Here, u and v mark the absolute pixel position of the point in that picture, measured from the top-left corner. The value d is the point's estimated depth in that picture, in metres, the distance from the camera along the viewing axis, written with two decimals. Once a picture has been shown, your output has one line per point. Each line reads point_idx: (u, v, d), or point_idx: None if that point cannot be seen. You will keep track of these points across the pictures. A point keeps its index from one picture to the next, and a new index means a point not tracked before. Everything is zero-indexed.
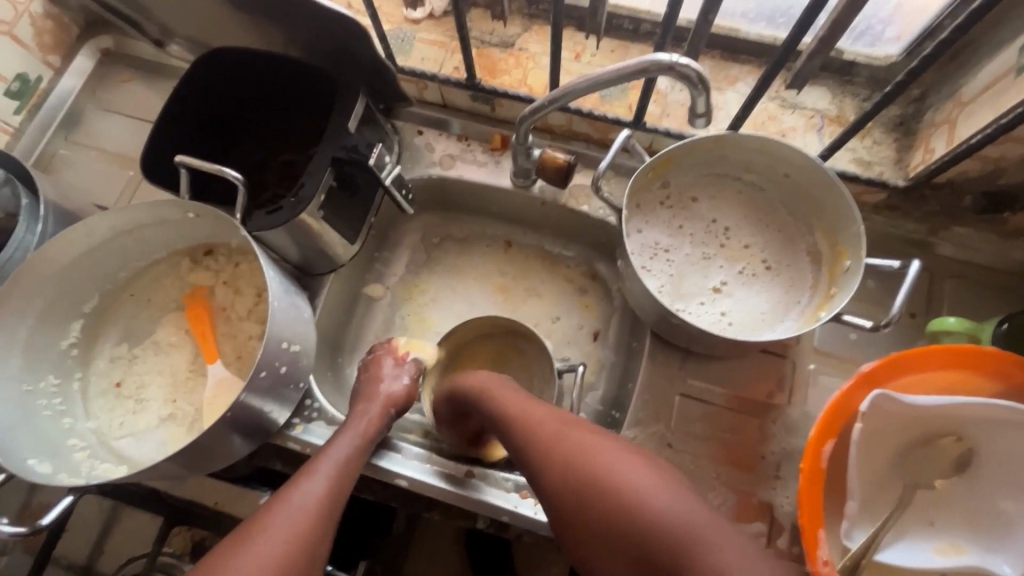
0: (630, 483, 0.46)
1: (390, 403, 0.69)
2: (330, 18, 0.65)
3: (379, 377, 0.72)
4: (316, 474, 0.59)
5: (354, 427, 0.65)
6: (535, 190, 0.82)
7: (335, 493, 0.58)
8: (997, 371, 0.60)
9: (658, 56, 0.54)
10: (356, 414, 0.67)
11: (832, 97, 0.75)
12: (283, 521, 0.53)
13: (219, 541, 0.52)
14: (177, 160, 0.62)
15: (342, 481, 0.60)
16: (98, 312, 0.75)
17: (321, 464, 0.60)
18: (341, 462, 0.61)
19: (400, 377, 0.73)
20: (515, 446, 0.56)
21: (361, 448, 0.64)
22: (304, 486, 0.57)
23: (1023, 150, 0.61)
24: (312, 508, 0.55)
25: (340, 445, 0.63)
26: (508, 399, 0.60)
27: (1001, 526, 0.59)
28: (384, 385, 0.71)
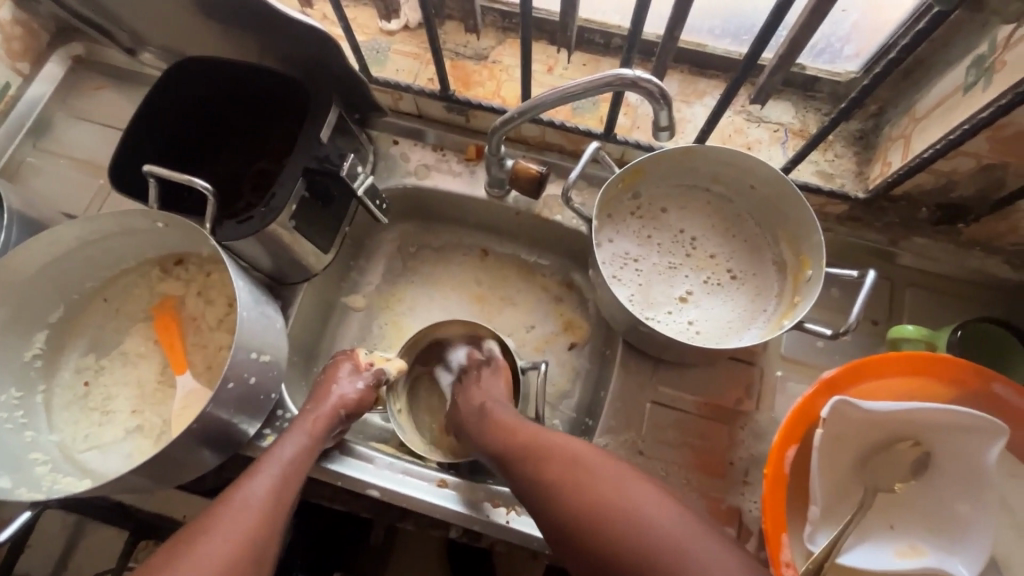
0: (625, 493, 0.53)
1: (342, 404, 0.68)
2: (302, 30, 0.66)
3: (334, 381, 0.71)
4: (260, 474, 0.59)
5: (302, 426, 0.65)
6: (510, 200, 0.83)
7: (280, 492, 0.58)
8: (954, 378, 0.62)
9: (622, 71, 0.56)
10: (303, 414, 0.67)
11: (796, 111, 0.77)
12: (226, 522, 0.54)
13: (162, 545, 0.53)
14: (146, 169, 0.62)
15: (289, 480, 0.60)
16: (65, 323, 0.74)
17: (266, 464, 0.60)
18: (287, 461, 0.61)
19: (356, 382, 0.71)
20: (532, 480, 0.58)
21: (309, 446, 0.63)
22: (246, 485, 0.57)
23: (973, 164, 0.63)
24: (255, 508, 0.56)
25: (286, 446, 0.62)
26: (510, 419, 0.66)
27: (958, 529, 0.60)
28: (336, 388, 0.70)
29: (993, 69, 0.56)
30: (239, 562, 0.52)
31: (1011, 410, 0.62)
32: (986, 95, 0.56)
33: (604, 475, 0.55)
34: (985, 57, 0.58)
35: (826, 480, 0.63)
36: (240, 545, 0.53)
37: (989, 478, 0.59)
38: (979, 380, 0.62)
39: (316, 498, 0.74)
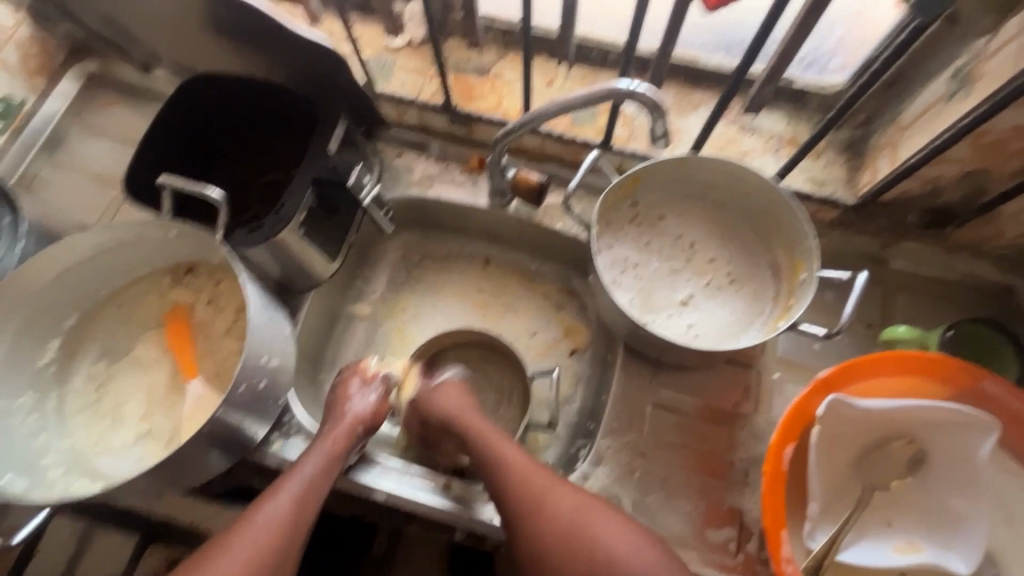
0: (624, 558, 0.57)
1: (359, 420, 0.69)
2: (311, 46, 0.69)
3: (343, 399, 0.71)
4: (280, 493, 0.60)
5: (324, 442, 0.65)
6: (512, 209, 0.85)
7: (299, 512, 0.59)
8: (944, 376, 0.64)
9: (619, 83, 0.58)
10: (324, 431, 0.67)
11: (787, 121, 0.80)
12: (247, 544, 0.56)
13: (190, 556, 0.56)
14: (161, 180, 0.64)
15: (309, 501, 0.60)
16: (78, 330, 0.75)
17: (287, 482, 0.61)
18: (308, 480, 0.62)
19: (366, 396, 0.72)
20: (536, 531, 0.60)
21: (329, 466, 0.63)
22: (268, 505, 0.59)
23: (957, 170, 0.66)
24: (273, 530, 0.57)
25: (307, 464, 0.63)
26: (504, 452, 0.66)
27: (953, 524, 0.61)
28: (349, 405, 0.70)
29: (972, 78, 0.59)
30: None
31: (1002, 408, 0.63)
32: (966, 104, 0.59)
33: (608, 538, 0.58)
34: (964, 69, 0.61)
35: (824, 478, 0.64)
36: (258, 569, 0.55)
37: (983, 474, 0.60)
38: (968, 378, 0.64)
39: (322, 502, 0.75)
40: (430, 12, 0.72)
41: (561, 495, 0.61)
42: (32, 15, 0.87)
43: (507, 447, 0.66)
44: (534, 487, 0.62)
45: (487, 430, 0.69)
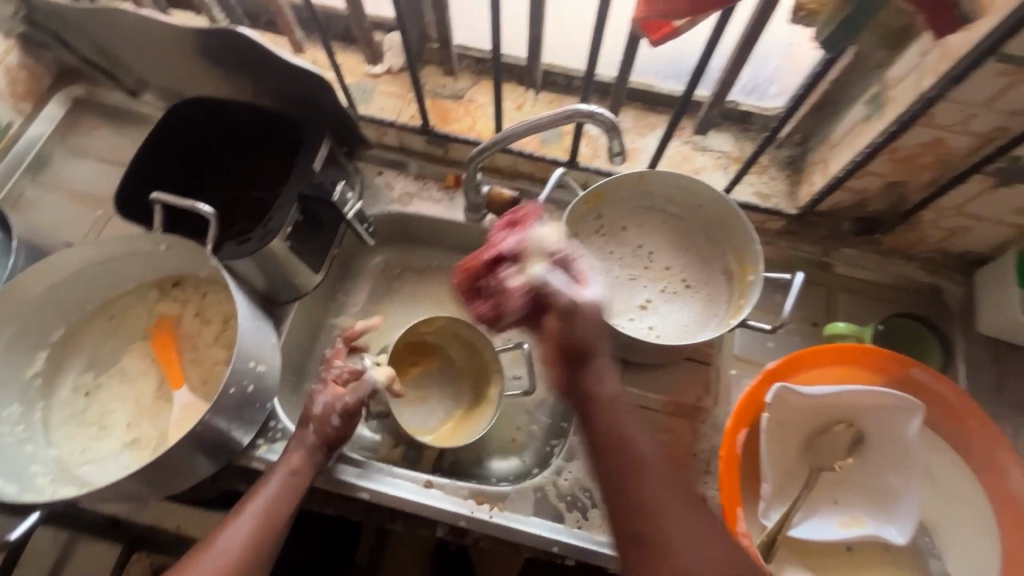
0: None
1: (322, 438, 0.68)
2: (298, 73, 0.74)
3: (309, 417, 0.69)
4: (244, 511, 0.62)
5: (286, 463, 0.66)
6: (486, 223, 0.91)
7: (262, 529, 0.61)
8: (877, 365, 0.72)
9: (579, 106, 0.66)
10: (289, 449, 0.68)
11: (734, 141, 0.88)
12: (209, 564, 0.57)
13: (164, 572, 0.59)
14: (154, 196, 0.68)
15: (273, 518, 0.62)
16: (64, 343, 0.77)
17: (253, 500, 0.63)
18: (271, 497, 0.64)
19: (331, 418, 0.68)
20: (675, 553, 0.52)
21: (296, 482, 0.66)
22: (233, 523, 0.61)
23: (879, 182, 0.75)
24: (241, 547, 0.59)
25: (272, 483, 0.65)
26: (634, 436, 0.58)
27: (891, 500, 0.68)
28: (313, 423, 0.68)
29: (883, 101, 0.68)
30: None
31: (926, 392, 0.71)
32: (879, 124, 0.68)
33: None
34: (878, 94, 0.69)
35: (776, 461, 0.70)
36: None
37: (913, 450, 0.67)
38: (897, 367, 0.71)
39: (308, 505, 0.77)
40: (407, 41, 0.79)
41: (674, 513, 0.54)
42: (20, 42, 0.90)
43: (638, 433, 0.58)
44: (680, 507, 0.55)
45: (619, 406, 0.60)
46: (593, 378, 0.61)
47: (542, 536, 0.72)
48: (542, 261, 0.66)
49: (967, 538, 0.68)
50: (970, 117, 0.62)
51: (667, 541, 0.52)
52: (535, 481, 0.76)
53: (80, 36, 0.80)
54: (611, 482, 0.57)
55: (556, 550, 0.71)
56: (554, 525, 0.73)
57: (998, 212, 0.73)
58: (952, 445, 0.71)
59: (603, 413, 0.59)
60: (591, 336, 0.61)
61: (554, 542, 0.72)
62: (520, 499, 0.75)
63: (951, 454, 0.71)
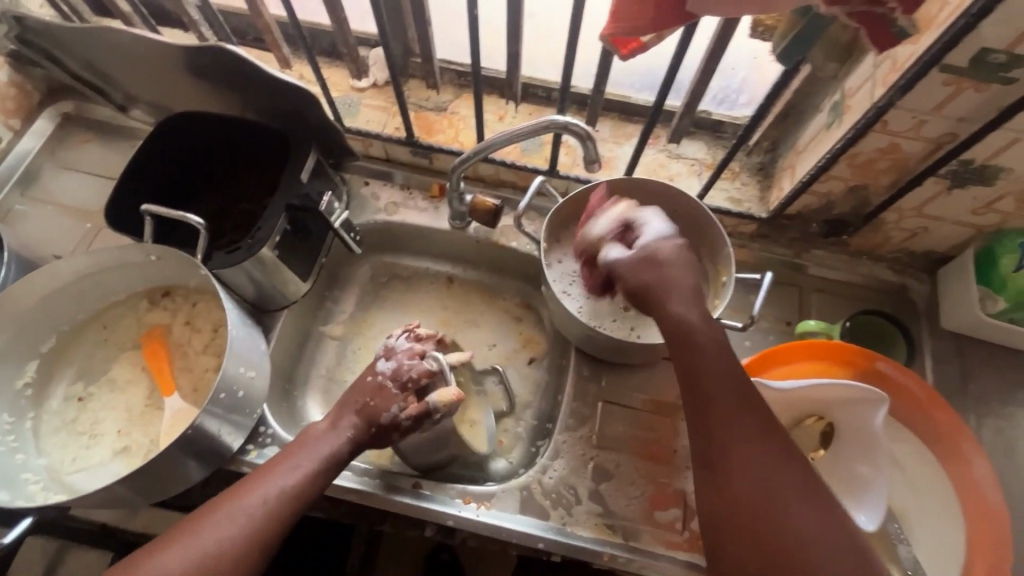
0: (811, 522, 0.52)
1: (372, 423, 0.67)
2: (285, 88, 0.77)
3: (371, 422, 0.67)
4: (269, 481, 0.60)
5: (327, 442, 0.65)
6: (471, 231, 0.94)
7: (283, 506, 0.60)
8: (846, 359, 0.75)
9: (555, 117, 0.69)
10: (335, 427, 0.67)
11: (707, 149, 0.92)
12: (225, 525, 0.57)
13: (177, 522, 0.58)
14: (145, 208, 0.70)
15: (301, 494, 0.61)
16: (54, 354, 0.79)
17: (282, 471, 0.62)
18: (303, 476, 0.62)
19: (392, 433, 0.68)
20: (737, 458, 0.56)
21: (326, 469, 0.64)
22: (257, 490, 0.60)
23: (843, 186, 0.79)
24: (260, 518, 0.58)
25: (308, 461, 0.63)
26: (717, 371, 0.59)
27: (861, 490, 0.71)
28: (376, 428, 0.67)
29: (842, 109, 0.72)
30: (221, 567, 0.55)
31: (892, 384, 0.75)
32: (839, 130, 0.72)
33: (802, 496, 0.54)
34: (837, 103, 0.73)
35: None
36: (230, 551, 0.56)
37: (879, 440, 0.70)
38: (865, 360, 0.75)
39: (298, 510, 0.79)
40: (391, 57, 0.82)
41: (747, 440, 0.56)
42: (10, 60, 0.92)
43: (723, 370, 0.59)
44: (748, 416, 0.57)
45: (705, 343, 0.61)
46: (676, 316, 0.62)
47: (528, 534, 0.74)
48: (603, 234, 0.74)
49: (931, 523, 0.72)
50: (921, 123, 0.66)
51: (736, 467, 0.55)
52: (520, 480, 0.78)
53: (71, 54, 0.82)
54: (691, 412, 0.60)
55: (542, 546, 0.74)
56: (539, 522, 0.75)
57: (954, 213, 0.77)
58: (916, 434, 0.75)
59: (689, 350, 0.61)
60: (664, 276, 0.64)
61: (540, 539, 0.74)
62: (506, 498, 0.76)
63: (914, 442, 0.75)
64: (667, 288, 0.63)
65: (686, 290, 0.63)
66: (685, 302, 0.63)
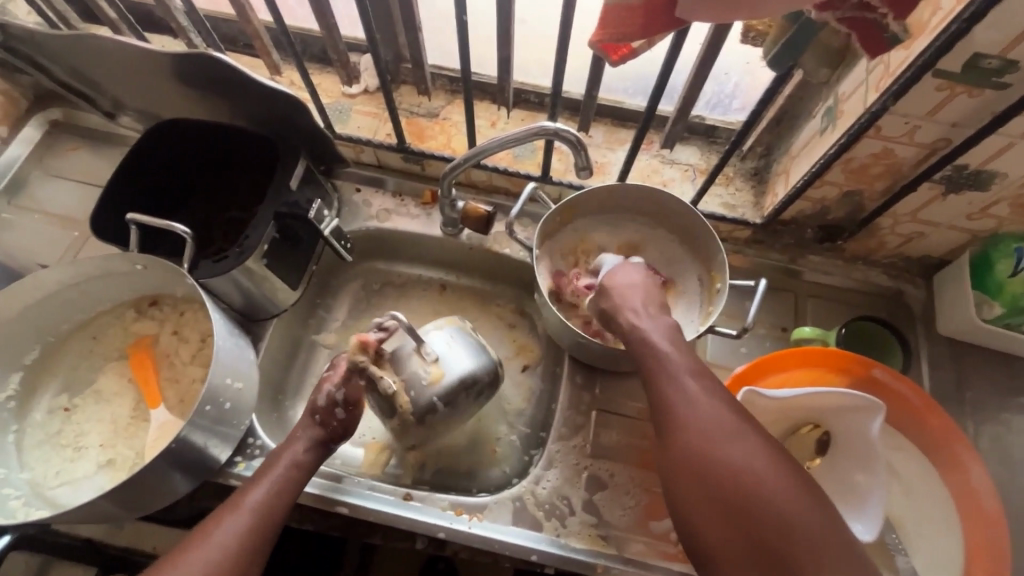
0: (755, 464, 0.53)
1: (315, 411, 0.69)
2: (273, 95, 0.76)
3: (314, 410, 0.69)
4: (237, 511, 0.60)
5: (288, 454, 0.66)
6: (463, 238, 0.93)
7: (259, 529, 0.60)
8: (841, 367, 0.74)
9: (545, 124, 0.68)
10: (291, 439, 0.68)
11: (701, 154, 0.91)
12: (201, 562, 0.56)
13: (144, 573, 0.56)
14: (130, 217, 0.69)
15: (271, 510, 0.62)
16: (39, 365, 0.77)
17: (247, 497, 0.62)
18: (269, 496, 0.62)
19: (335, 410, 0.69)
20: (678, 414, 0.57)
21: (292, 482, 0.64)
22: (226, 522, 0.59)
23: (837, 191, 0.78)
24: (237, 545, 0.58)
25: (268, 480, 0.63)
26: (666, 346, 0.62)
27: (859, 500, 0.70)
28: (319, 416, 0.69)
29: (836, 114, 0.71)
30: None
31: (887, 391, 0.74)
32: (832, 136, 0.71)
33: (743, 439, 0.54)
34: (830, 108, 0.73)
35: None
36: None
37: (876, 449, 0.69)
38: (859, 366, 0.74)
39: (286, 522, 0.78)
40: (381, 63, 0.81)
41: (689, 395, 0.58)
42: None
43: (676, 353, 0.61)
44: (687, 374, 0.59)
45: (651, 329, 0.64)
46: (626, 314, 0.67)
47: (520, 545, 0.73)
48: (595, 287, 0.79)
49: (928, 534, 0.71)
50: (914, 128, 0.65)
51: (697, 435, 0.55)
52: (513, 491, 0.77)
53: (57, 62, 0.81)
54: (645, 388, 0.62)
55: (535, 559, 0.73)
56: (531, 534, 0.74)
57: (948, 218, 0.76)
58: (913, 443, 0.74)
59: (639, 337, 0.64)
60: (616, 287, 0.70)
61: (532, 551, 0.73)
62: (498, 509, 0.75)
63: (911, 450, 0.74)
64: (623, 298, 0.68)
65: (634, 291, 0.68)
66: (634, 301, 0.68)
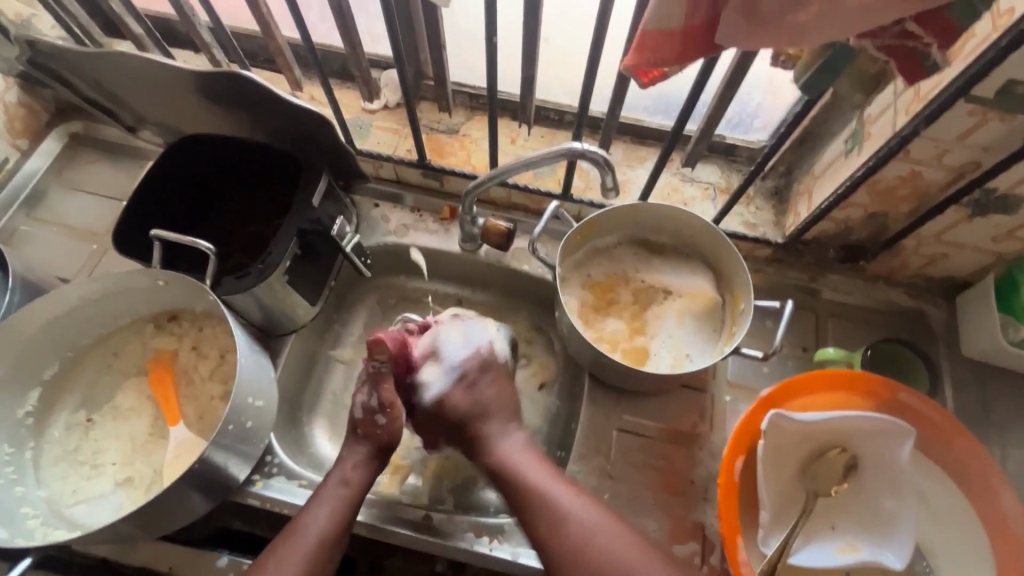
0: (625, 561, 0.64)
1: (360, 425, 0.74)
2: (298, 112, 0.75)
3: (356, 424, 0.74)
4: (297, 537, 0.64)
5: (338, 474, 0.70)
6: (481, 253, 0.92)
7: (319, 553, 0.64)
8: (869, 391, 0.73)
9: (572, 145, 0.68)
10: (342, 461, 0.71)
11: (721, 172, 0.91)
12: None
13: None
14: (153, 233, 0.68)
15: (329, 534, 0.65)
16: (58, 381, 0.77)
17: (305, 524, 0.65)
18: (323, 523, 0.65)
19: (375, 418, 0.73)
20: (546, 517, 0.67)
21: (347, 502, 0.68)
22: (288, 548, 0.63)
23: (861, 212, 0.78)
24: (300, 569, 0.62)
25: (324, 506, 0.67)
26: (513, 457, 0.73)
27: (889, 526, 0.69)
28: (361, 428, 0.73)
29: (862, 136, 0.71)
30: None
31: (916, 414, 0.73)
32: (859, 158, 0.71)
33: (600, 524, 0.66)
34: (856, 131, 0.73)
35: (775, 490, 0.71)
36: None
37: (904, 472, 0.69)
38: (887, 391, 0.73)
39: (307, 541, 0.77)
40: (405, 80, 0.81)
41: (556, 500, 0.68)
42: (21, 81, 0.92)
43: (529, 463, 0.72)
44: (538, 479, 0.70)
45: (531, 456, 0.73)
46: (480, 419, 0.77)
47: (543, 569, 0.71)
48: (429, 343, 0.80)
49: (961, 562, 0.69)
50: (944, 151, 0.65)
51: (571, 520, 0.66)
52: None
53: (83, 78, 0.81)
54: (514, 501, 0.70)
55: None
56: None
57: (975, 239, 0.75)
58: (942, 468, 0.73)
59: (524, 476, 0.71)
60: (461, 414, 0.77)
61: None
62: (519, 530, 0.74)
63: (939, 475, 0.73)
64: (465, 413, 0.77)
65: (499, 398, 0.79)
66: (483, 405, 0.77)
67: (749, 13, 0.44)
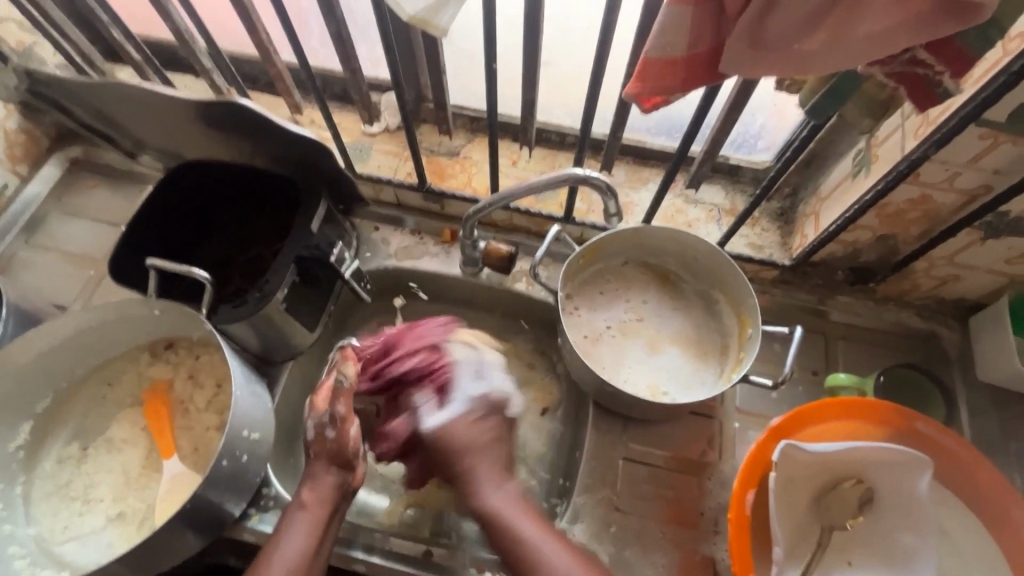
0: None
1: (315, 445, 0.66)
2: (295, 140, 0.74)
3: (309, 445, 0.67)
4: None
5: (297, 503, 0.64)
6: (483, 276, 0.91)
7: None
8: (882, 418, 0.71)
9: (573, 170, 0.67)
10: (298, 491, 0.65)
11: (726, 193, 0.90)
12: None
13: None
14: (149, 262, 0.67)
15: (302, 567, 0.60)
16: (51, 412, 0.75)
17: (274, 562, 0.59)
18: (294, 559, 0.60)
19: (326, 432, 0.65)
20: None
21: (314, 529, 0.62)
22: None
23: (870, 235, 0.76)
24: None
25: (291, 540, 0.61)
26: (506, 511, 0.63)
27: (907, 560, 0.67)
28: (314, 447, 0.66)
29: (870, 158, 0.70)
30: None
31: (931, 444, 0.71)
32: (867, 180, 0.69)
33: None
34: (863, 153, 0.72)
35: (788, 525, 0.69)
36: None
37: (921, 506, 0.66)
38: (902, 420, 0.71)
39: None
40: (404, 103, 0.80)
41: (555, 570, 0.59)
42: (22, 107, 0.91)
43: (522, 522, 0.62)
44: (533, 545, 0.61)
45: (524, 509, 0.64)
46: (478, 463, 0.65)
47: None
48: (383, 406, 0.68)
49: None
50: (955, 175, 0.64)
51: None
52: None
53: (82, 105, 0.81)
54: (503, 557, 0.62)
55: None
56: None
57: (987, 261, 0.74)
58: (962, 501, 0.70)
59: (519, 534, 0.61)
60: (465, 455, 0.65)
61: None
62: None
63: (959, 509, 0.70)
64: (469, 453, 0.65)
65: (488, 447, 0.66)
66: (482, 448, 0.65)
67: (753, 44, 0.43)
